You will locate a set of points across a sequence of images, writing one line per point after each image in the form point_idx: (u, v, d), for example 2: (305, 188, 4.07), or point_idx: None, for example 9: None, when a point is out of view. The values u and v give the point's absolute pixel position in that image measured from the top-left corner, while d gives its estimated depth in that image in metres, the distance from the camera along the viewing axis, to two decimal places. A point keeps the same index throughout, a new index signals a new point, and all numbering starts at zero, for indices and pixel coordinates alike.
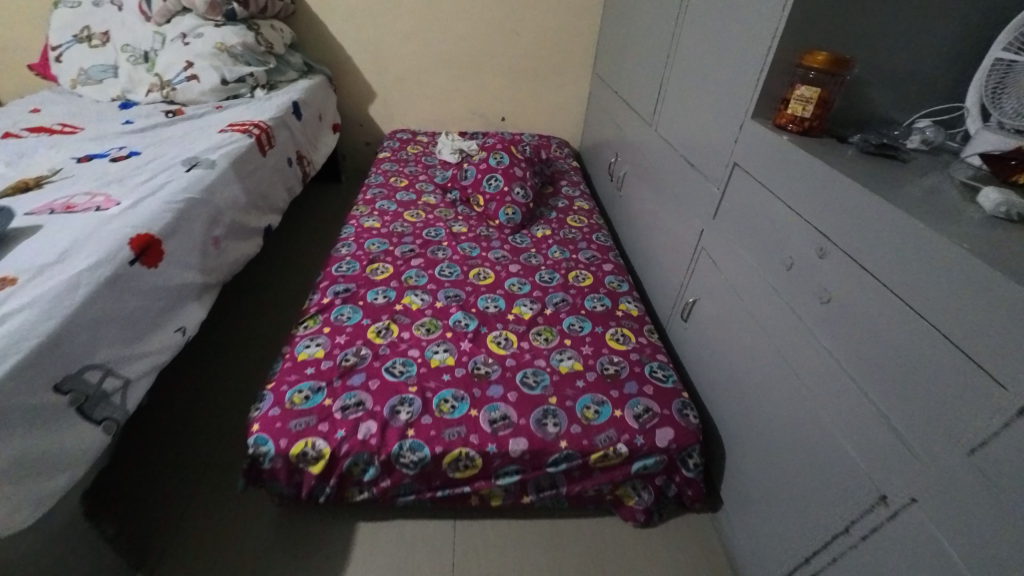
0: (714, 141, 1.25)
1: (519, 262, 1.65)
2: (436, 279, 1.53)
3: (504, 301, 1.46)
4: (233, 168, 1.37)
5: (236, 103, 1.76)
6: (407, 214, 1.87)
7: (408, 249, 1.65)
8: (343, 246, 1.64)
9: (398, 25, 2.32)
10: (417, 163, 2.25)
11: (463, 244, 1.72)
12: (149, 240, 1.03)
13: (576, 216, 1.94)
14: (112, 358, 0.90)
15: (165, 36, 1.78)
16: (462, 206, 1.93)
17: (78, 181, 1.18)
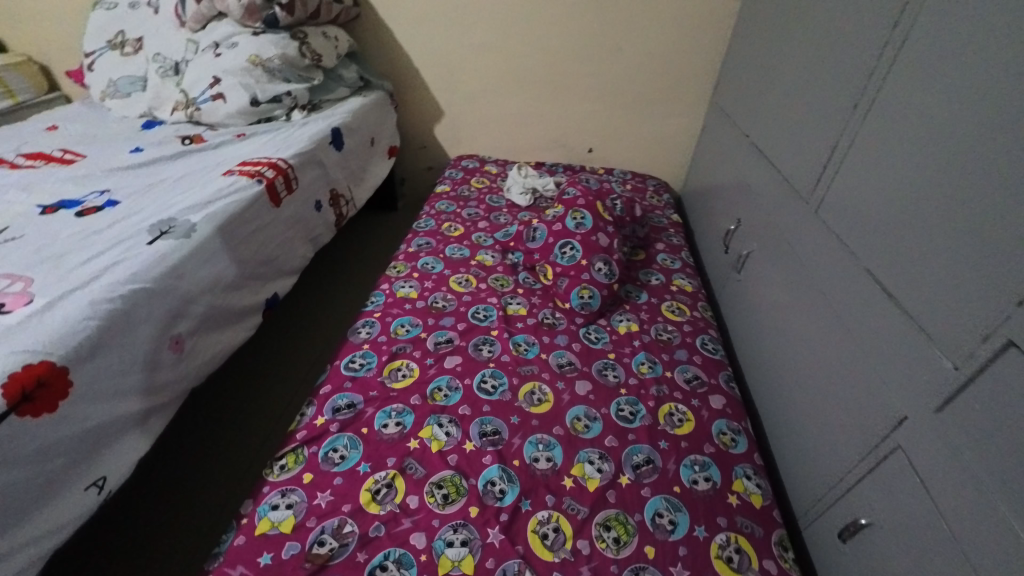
0: (941, 278, 0.73)
1: (590, 378, 1.19)
2: (472, 398, 1.11)
3: (561, 451, 1.02)
4: (219, 235, 1.05)
5: (265, 130, 1.46)
6: (454, 280, 1.45)
7: (444, 340, 1.25)
8: (363, 326, 1.27)
9: (473, 34, 1.93)
10: (480, 203, 1.83)
11: (518, 336, 1.28)
12: (45, 377, 0.71)
13: (674, 304, 1.44)
14: None
15: (198, 45, 1.51)
16: (525, 274, 1.50)
17: (16, 253, 0.91)
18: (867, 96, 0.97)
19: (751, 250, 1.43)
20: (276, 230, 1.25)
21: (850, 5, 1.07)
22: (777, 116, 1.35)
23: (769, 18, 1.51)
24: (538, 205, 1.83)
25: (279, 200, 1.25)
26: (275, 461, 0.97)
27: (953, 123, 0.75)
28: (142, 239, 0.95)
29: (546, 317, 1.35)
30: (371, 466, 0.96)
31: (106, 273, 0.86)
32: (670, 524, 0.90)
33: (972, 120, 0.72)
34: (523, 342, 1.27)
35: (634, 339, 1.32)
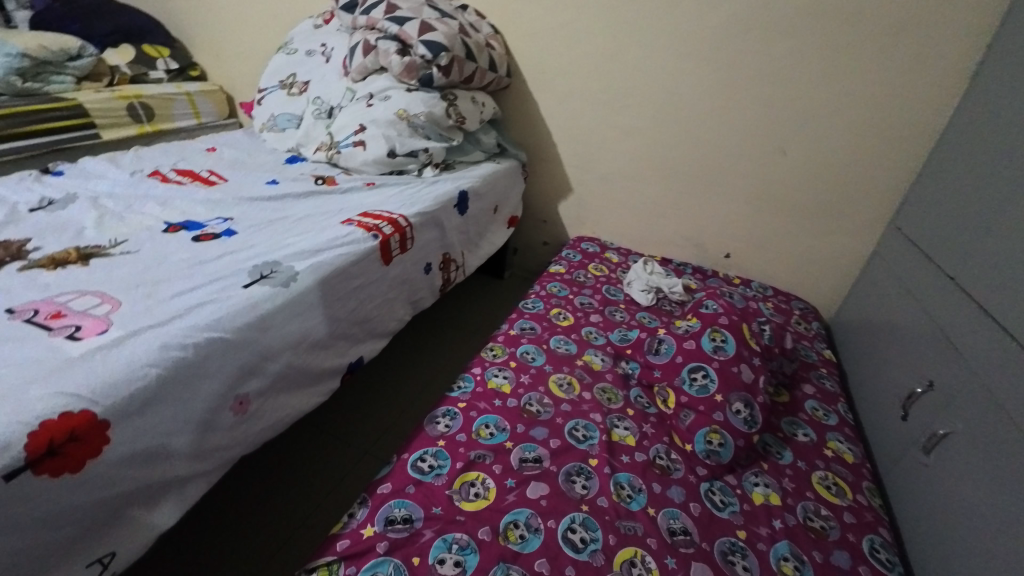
0: None
1: (710, 562, 0.89)
2: (554, 552, 0.85)
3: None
4: (320, 287, 0.95)
5: (394, 182, 1.42)
6: (554, 380, 1.25)
7: (531, 458, 1.02)
8: (443, 415, 1.09)
9: (620, 118, 1.83)
10: (595, 292, 1.64)
11: (620, 475, 1.02)
12: (85, 429, 0.61)
13: (829, 477, 1.11)
14: None
15: (354, 94, 1.55)
16: (637, 392, 1.25)
17: (121, 270, 0.87)
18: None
19: (948, 430, 1.06)
20: (380, 288, 1.14)
21: None
22: (1006, 265, 1.03)
23: (993, 144, 1.22)
24: (660, 308, 1.60)
25: (389, 257, 1.16)
26: (303, 574, 0.78)
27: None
28: (240, 279, 0.87)
29: (658, 456, 1.08)
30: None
31: (190, 313, 0.78)
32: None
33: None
34: (627, 485, 1.01)
35: (773, 518, 0.99)
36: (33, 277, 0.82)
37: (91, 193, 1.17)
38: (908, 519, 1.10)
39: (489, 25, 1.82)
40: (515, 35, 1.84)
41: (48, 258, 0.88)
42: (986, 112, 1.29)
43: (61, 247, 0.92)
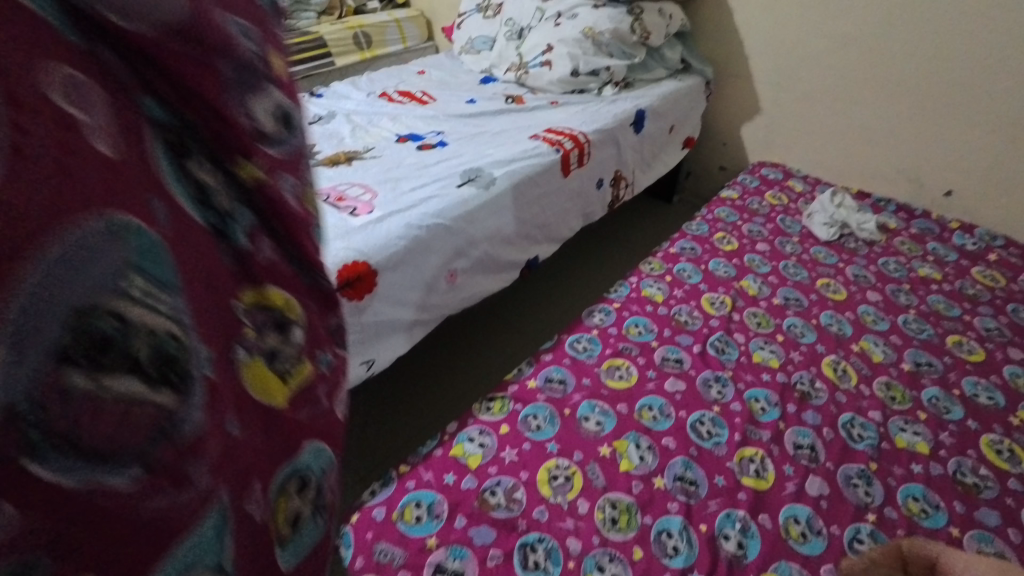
0: None
1: (830, 481, 0.94)
2: (680, 434, 1.00)
3: (759, 546, 0.85)
4: (512, 192, 1.13)
5: (576, 101, 1.50)
6: (708, 298, 1.31)
7: (674, 359, 1.15)
8: (600, 312, 1.26)
9: (832, 26, 1.56)
10: (768, 223, 1.57)
11: (757, 390, 1.09)
12: (362, 270, 0.89)
13: (1008, 443, 1.01)
14: None
15: (545, 14, 1.63)
16: (792, 323, 1.26)
17: (371, 168, 1.14)
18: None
19: None
20: (557, 199, 1.28)
21: None
22: None
23: None
24: (843, 245, 1.48)
25: (570, 169, 1.28)
26: (485, 400, 1.05)
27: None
28: (454, 181, 1.09)
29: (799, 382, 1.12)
30: (558, 449, 0.96)
31: (422, 204, 1.02)
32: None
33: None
34: (762, 400, 1.07)
35: (912, 463, 0.98)
36: (322, 169, 1.15)
37: (345, 111, 1.47)
38: None
39: None
40: None
41: (329, 158, 1.20)
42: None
43: (333, 152, 1.24)
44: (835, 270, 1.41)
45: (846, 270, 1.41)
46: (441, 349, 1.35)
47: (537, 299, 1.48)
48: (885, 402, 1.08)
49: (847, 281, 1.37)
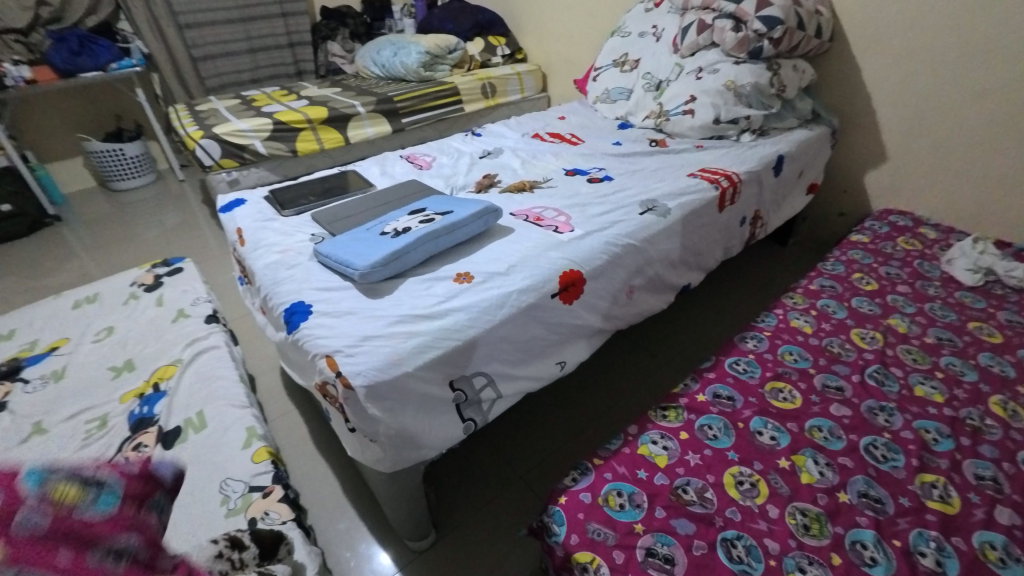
0: None
1: (1022, 512, 0.95)
2: (856, 454, 1.04)
3: (958, 565, 0.87)
4: (682, 221, 1.25)
5: (718, 145, 1.64)
6: (857, 332, 1.34)
7: (835, 385, 1.19)
8: (752, 337, 1.32)
9: (969, 80, 1.59)
10: (906, 265, 1.58)
11: (926, 421, 1.11)
12: (574, 278, 1.03)
13: None
14: (498, 373, 0.98)
15: (684, 68, 1.80)
16: (950, 360, 1.27)
17: (555, 196, 1.31)
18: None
19: None
20: (711, 231, 1.39)
21: None
22: None
23: None
24: (989, 289, 1.48)
25: (724, 206, 1.39)
26: (659, 408, 1.14)
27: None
28: (635, 210, 1.22)
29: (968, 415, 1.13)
30: (738, 456, 1.03)
31: (614, 227, 1.16)
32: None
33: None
34: (933, 429, 1.10)
35: None
36: (510, 195, 1.33)
37: (508, 148, 1.67)
38: None
39: None
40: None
41: (512, 186, 1.38)
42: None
43: (513, 181, 1.42)
44: (986, 313, 1.40)
45: (998, 314, 1.40)
46: (608, 366, 1.41)
47: (693, 327, 1.51)
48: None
49: (1001, 325, 1.36)
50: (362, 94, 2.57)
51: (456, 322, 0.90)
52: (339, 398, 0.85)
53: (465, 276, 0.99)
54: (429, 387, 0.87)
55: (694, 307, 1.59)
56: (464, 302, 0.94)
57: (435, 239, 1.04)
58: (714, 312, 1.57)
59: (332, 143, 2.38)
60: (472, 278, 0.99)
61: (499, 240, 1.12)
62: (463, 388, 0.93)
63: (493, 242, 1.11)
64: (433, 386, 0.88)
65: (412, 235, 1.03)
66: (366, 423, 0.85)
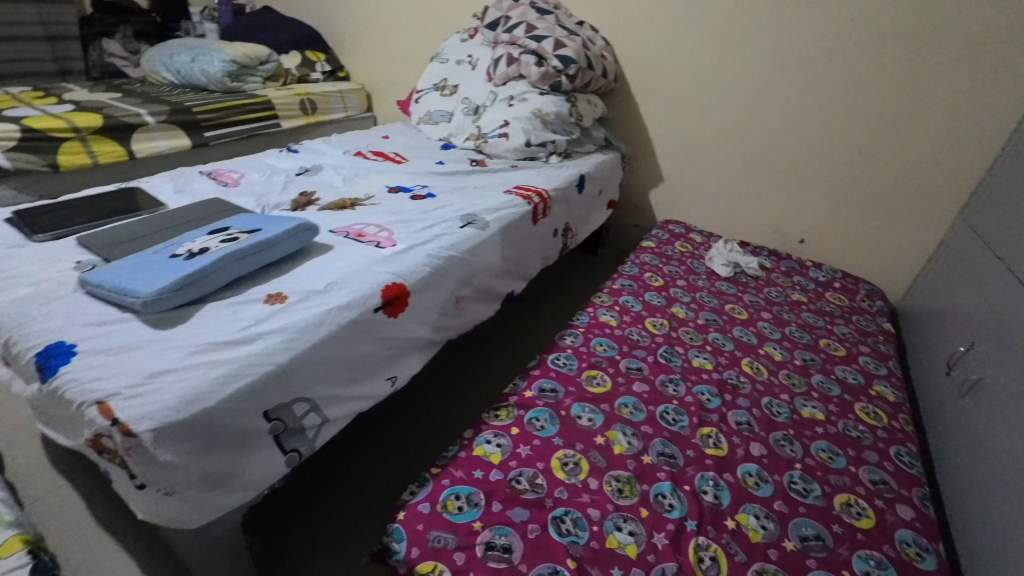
0: None
1: (767, 445, 1.22)
2: (654, 422, 1.23)
3: (729, 495, 1.08)
4: (501, 233, 1.36)
5: (530, 166, 1.82)
6: (650, 321, 1.59)
7: (636, 367, 1.39)
8: (571, 335, 1.48)
9: (711, 120, 2.07)
10: (682, 264, 1.94)
11: (702, 386, 1.37)
12: (400, 291, 1.04)
13: (871, 408, 1.38)
14: (322, 396, 0.94)
15: (497, 96, 1.96)
16: (715, 336, 1.58)
17: (379, 212, 1.31)
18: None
19: (985, 377, 1.32)
20: (529, 242, 1.53)
21: None
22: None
23: (1000, 180, 1.61)
24: (738, 279, 1.89)
25: (538, 219, 1.55)
26: (491, 410, 1.20)
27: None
28: (456, 224, 1.29)
29: (730, 377, 1.42)
30: (562, 441, 1.14)
31: (436, 240, 1.20)
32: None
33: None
34: (707, 392, 1.35)
35: (815, 426, 1.30)
36: (331, 212, 1.29)
37: (329, 165, 1.62)
38: (947, 452, 1.34)
39: (603, 38, 2.12)
40: (625, 48, 2.13)
41: (333, 204, 1.34)
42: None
43: (334, 199, 1.38)
44: (736, 297, 1.79)
45: (744, 297, 1.80)
46: (438, 376, 1.44)
47: (512, 331, 1.64)
48: (790, 387, 1.42)
49: (746, 305, 1.75)
50: (152, 102, 2.23)
51: (266, 346, 0.83)
52: (119, 450, 0.73)
53: (278, 297, 0.93)
54: (240, 420, 0.79)
55: (513, 313, 1.72)
56: (276, 324, 0.88)
57: (241, 259, 0.96)
58: (529, 315, 1.73)
59: (111, 156, 2.00)
60: (285, 298, 0.93)
61: (318, 257, 1.07)
62: (281, 417, 0.87)
63: (312, 259, 1.07)
64: (246, 418, 0.80)
65: (211, 256, 0.93)
66: (157, 474, 0.74)
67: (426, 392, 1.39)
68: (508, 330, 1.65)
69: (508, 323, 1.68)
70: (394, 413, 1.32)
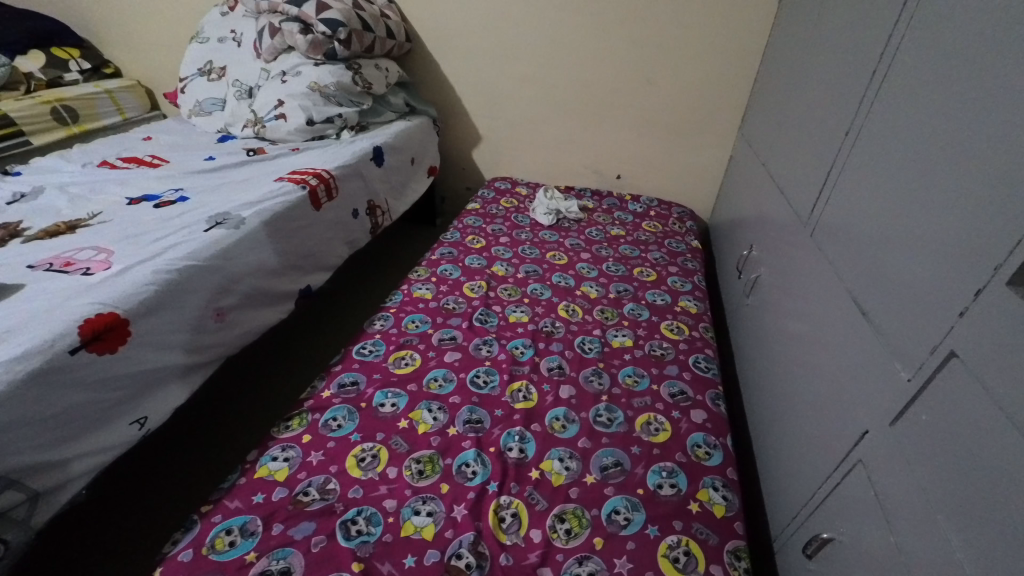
0: (917, 320, 0.75)
1: (576, 384, 1.25)
2: (463, 390, 1.20)
3: (534, 445, 1.09)
4: (265, 228, 1.24)
5: (316, 146, 1.67)
6: (468, 286, 1.56)
7: (448, 337, 1.35)
8: (381, 319, 1.39)
9: (514, 68, 2.06)
10: (506, 221, 1.93)
11: (517, 341, 1.36)
12: (113, 321, 0.89)
13: (675, 323, 1.47)
14: (15, 469, 0.77)
15: (270, 73, 1.77)
16: (534, 287, 1.58)
17: (104, 231, 1.12)
18: (875, 121, 0.98)
19: (761, 275, 1.44)
20: (314, 231, 1.42)
21: (861, 42, 1.10)
22: (796, 149, 1.36)
23: (761, 90, 1.74)
24: (561, 226, 1.92)
25: (320, 204, 1.44)
26: (282, 423, 1.10)
27: (933, 138, 0.78)
28: (200, 228, 1.15)
29: (546, 325, 1.43)
30: (361, 436, 1.07)
31: (170, 250, 1.06)
32: (624, 521, 0.95)
33: (955, 139, 0.73)
34: (521, 346, 1.35)
35: (624, 354, 1.35)
36: (37, 241, 1.08)
37: (57, 183, 1.36)
38: (743, 349, 1.47)
39: None
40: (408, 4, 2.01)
41: (43, 230, 1.12)
42: (788, 30, 1.58)
43: (49, 223, 1.16)
44: (558, 244, 1.81)
45: (565, 242, 1.82)
46: (232, 393, 1.35)
47: (319, 327, 1.59)
48: (602, 321, 1.46)
49: (566, 250, 1.77)
50: None
51: None
52: None
53: None
54: None
55: (319, 310, 1.66)
56: None
57: None
58: (338, 307, 1.68)
59: None
60: None
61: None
62: None
63: None
64: None
65: None
66: None
67: (217, 412, 1.30)
68: (315, 328, 1.59)
69: (315, 319, 1.62)
70: (177, 445, 1.21)
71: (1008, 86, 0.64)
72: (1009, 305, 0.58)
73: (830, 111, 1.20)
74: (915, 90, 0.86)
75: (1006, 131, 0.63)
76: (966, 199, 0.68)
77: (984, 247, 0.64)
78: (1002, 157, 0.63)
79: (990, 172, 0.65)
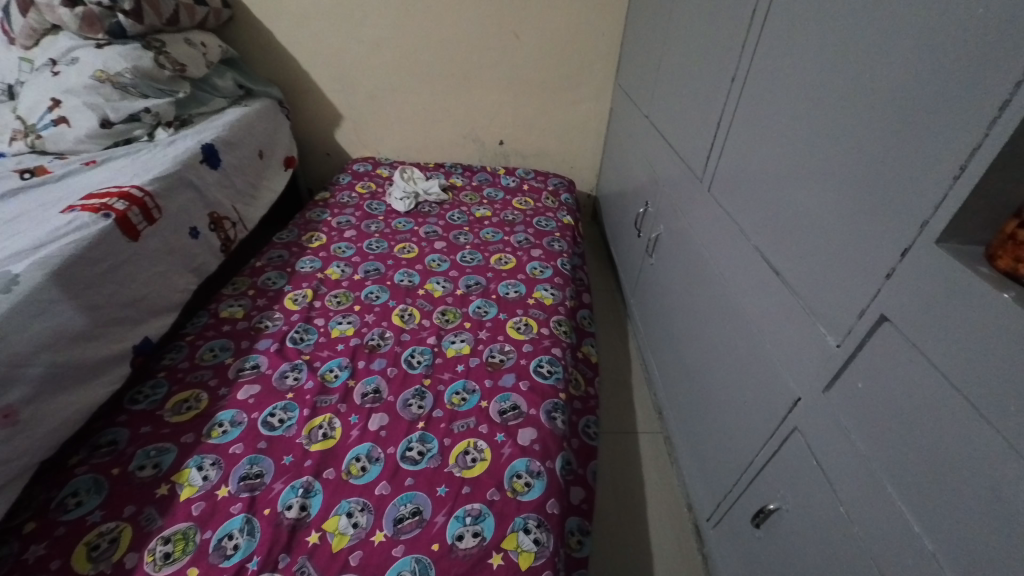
0: (837, 281, 0.71)
1: (390, 411, 1.08)
2: (250, 436, 1.01)
3: (321, 499, 0.91)
4: (53, 283, 0.93)
5: (121, 153, 1.30)
6: (290, 297, 1.36)
7: (249, 367, 1.16)
8: (169, 353, 1.18)
9: (364, 32, 1.78)
10: (357, 210, 1.71)
11: (331, 363, 1.18)
12: None
13: (523, 321, 1.31)
14: None
15: (33, 64, 1.34)
16: (370, 291, 1.40)
17: None
18: (762, 64, 0.91)
19: (659, 233, 1.39)
20: (135, 268, 1.11)
21: None
22: (681, 98, 1.30)
23: (635, 35, 1.64)
24: (420, 211, 1.73)
25: (137, 233, 1.12)
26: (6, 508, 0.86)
27: (835, 82, 0.73)
28: None
29: (372, 342, 1.24)
30: (104, 514, 0.87)
31: None
32: None
33: (861, 82, 0.67)
34: (336, 370, 1.17)
35: (459, 362, 1.20)
36: None
37: None
38: (651, 311, 1.44)
39: None
40: None
41: None
42: None
43: None
44: (411, 234, 1.62)
45: (419, 231, 1.64)
46: None
47: None
48: (440, 327, 1.29)
49: (418, 241, 1.59)
50: None
51: None
52: None
53: None
54: None
55: None
56: None
57: None
58: None
59: None
60: None
61: None
62: None
63: None
64: None
65: None
66: None
67: None
68: None
69: None
70: None
71: (917, 17, 0.58)
72: (941, 263, 0.55)
73: (713, 56, 1.12)
74: (807, 26, 0.79)
75: (922, 70, 0.57)
76: (880, 146, 0.63)
77: (904, 198, 0.59)
78: (915, 99, 0.58)
79: (903, 115, 0.59)
